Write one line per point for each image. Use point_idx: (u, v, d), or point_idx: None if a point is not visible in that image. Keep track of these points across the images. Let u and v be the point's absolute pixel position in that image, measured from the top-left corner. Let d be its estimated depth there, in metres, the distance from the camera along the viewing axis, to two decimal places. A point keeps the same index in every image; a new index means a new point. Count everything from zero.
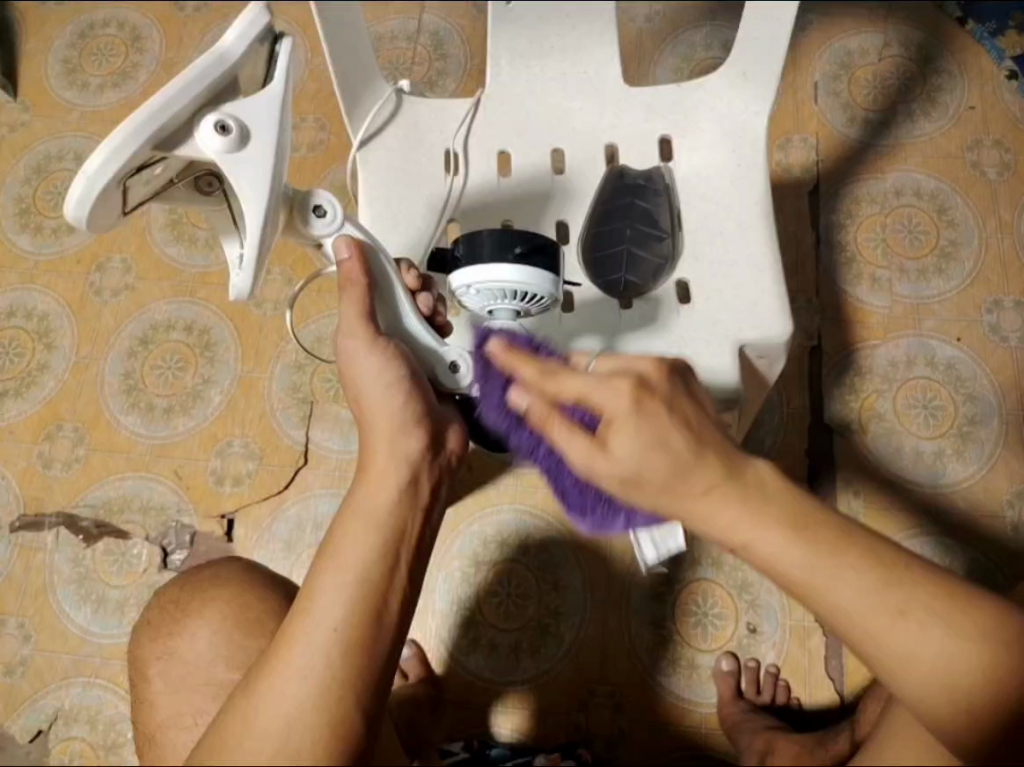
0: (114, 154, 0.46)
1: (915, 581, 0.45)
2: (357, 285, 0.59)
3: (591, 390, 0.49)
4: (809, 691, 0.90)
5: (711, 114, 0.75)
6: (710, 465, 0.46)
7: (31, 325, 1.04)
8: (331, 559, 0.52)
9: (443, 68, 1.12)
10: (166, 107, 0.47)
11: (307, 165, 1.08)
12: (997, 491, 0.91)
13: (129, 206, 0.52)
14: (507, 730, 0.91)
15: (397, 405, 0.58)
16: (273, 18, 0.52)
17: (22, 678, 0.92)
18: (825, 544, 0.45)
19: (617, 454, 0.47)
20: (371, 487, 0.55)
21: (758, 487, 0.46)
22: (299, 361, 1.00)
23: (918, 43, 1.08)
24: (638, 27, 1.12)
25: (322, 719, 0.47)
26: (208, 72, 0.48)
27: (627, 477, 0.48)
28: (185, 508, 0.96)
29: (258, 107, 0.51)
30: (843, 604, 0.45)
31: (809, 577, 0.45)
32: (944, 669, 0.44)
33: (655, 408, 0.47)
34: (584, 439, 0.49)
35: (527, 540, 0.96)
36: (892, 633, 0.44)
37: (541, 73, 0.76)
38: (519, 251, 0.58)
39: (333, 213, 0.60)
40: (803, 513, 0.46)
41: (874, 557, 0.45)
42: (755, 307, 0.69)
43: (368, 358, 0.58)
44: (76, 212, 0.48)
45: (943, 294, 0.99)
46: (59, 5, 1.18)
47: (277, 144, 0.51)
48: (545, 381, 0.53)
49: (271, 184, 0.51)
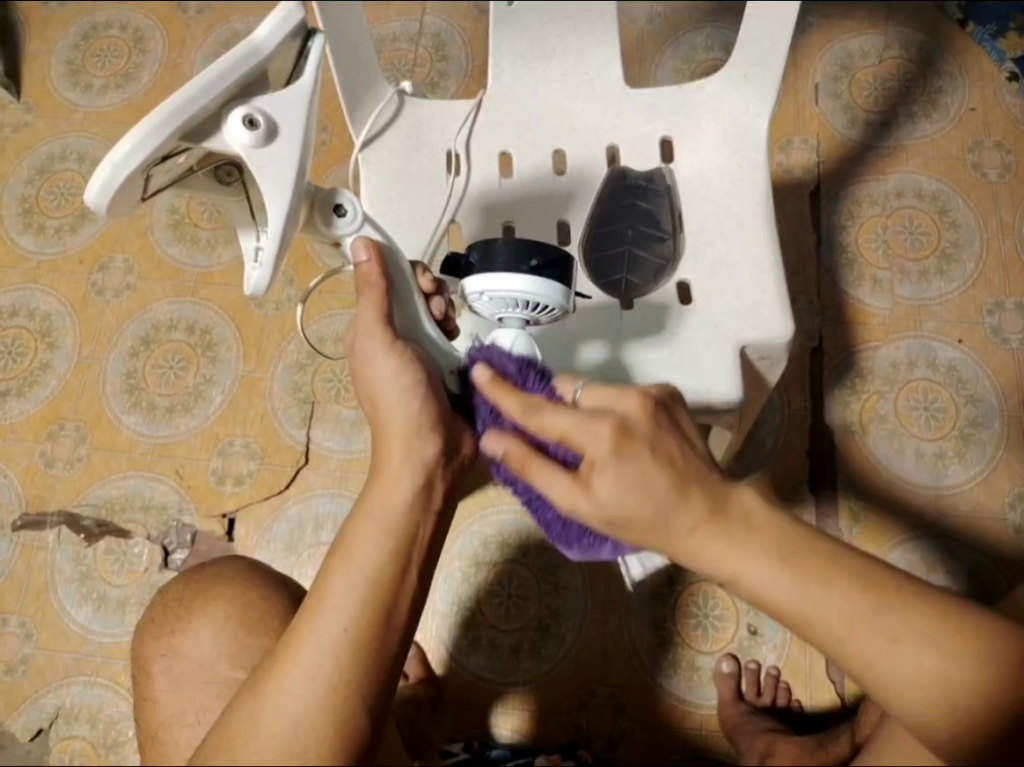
0: (141, 142, 0.46)
1: (905, 598, 0.45)
2: (376, 288, 0.58)
3: (573, 429, 0.48)
4: (810, 693, 0.90)
5: (712, 115, 0.75)
6: (693, 503, 0.46)
7: (34, 325, 1.04)
8: (343, 560, 0.52)
9: (445, 68, 1.12)
10: (196, 98, 0.47)
11: (309, 165, 1.08)
12: (998, 493, 0.91)
13: (149, 193, 0.52)
14: (507, 730, 0.91)
15: (414, 409, 0.57)
16: (308, 15, 0.52)
17: (23, 677, 0.92)
18: (812, 572, 0.45)
19: (600, 495, 0.47)
20: (385, 489, 0.55)
21: (744, 516, 0.46)
22: (301, 361, 1.00)
23: (920, 45, 1.08)
24: (639, 28, 1.12)
25: (328, 720, 0.47)
26: (239, 66, 0.48)
27: (612, 516, 0.47)
28: (186, 508, 0.97)
29: (286, 103, 0.51)
30: (836, 629, 0.44)
31: (797, 603, 0.45)
32: (943, 687, 0.44)
33: (636, 453, 0.46)
34: (565, 478, 0.48)
35: (528, 540, 0.96)
36: (885, 655, 0.44)
37: (543, 75, 0.77)
38: (533, 264, 0.57)
39: (354, 212, 0.60)
40: (791, 538, 0.46)
41: (862, 579, 0.45)
42: (756, 308, 0.69)
43: (385, 361, 0.57)
44: (99, 197, 0.48)
45: (944, 295, 0.99)
46: (62, 7, 1.18)
47: (303, 142, 0.51)
48: (529, 417, 0.51)
49: (294, 181, 0.51)
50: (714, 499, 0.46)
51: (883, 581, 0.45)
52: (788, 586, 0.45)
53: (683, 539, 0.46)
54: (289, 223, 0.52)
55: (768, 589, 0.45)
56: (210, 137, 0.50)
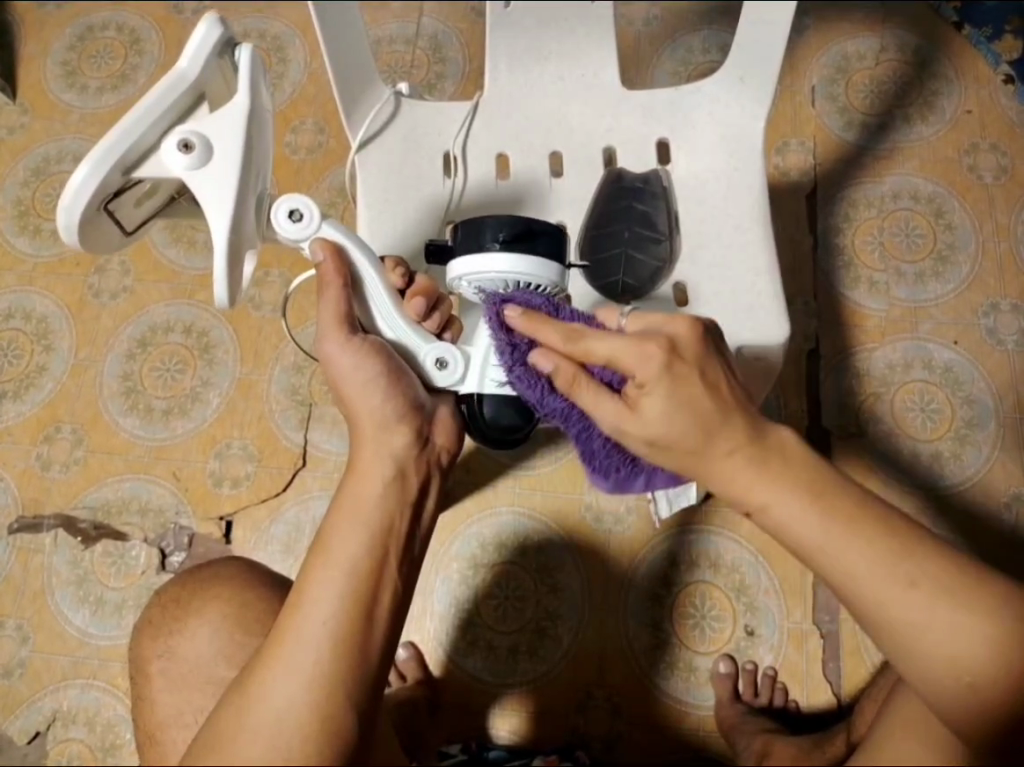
0: (84, 180, 0.50)
1: (923, 554, 0.46)
2: (333, 286, 0.59)
3: (620, 353, 0.48)
4: (806, 694, 0.90)
5: (709, 117, 0.75)
6: (736, 425, 0.48)
7: (30, 327, 1.04)
8: (322, 556, 0.52)
9: (442, 71, 1.12)
10: (128, 132, 0.51)
11: (307, 168, 1.08)
12: (994, 493, 0.92)
13: (129, 228, 0.58)
14: (504, 733, 0.91)
15: (376, 403, 0.59)
16: (225, 30, 0.55)
17: (20, 680, 0.92)
18: (841, 511, 0.46)
19: (647, 415, 0.48)
20: (359, 483, 0.56)
21: (780, 448, 0.48)
22: (298, 364, 1.00)
23: (915, 47, 1.09)
24: (636, 30, 1.12)
25: (313, 715, 0.47)
26: (168, 95, 0.52)
27: (656, 438, 0.48)
28: (184, 510, 0.97)
29: (218, 119, 0.53)
30: (858, 568, 0.46)
31: (821, 542, 0.46)
32: (952, 641, 0.45)
33: (687, 372, 0.47)
34: (616, 402, 0.49)
35: (525, 541, 0.96)
36: (903, 602, 0.45)
37: (540, 78, 0.77)
38: (502, 237, 0.58)
39: (310, 215, 0.59)
40: (821, 480, 0.47)
41: (885, 524, 0.47)
42: (753, 313, 0.69)
43: (342, 356, 0.59)
44: (70, 240, 0.53)
45: (940, 298, 0.99)
46: (58, 9, 1.18)
47: (240, 153, 0.53)
48: (572, 344, 0.51)
49: (235, 193, 0.53)
50: (736, 461, 0.48)
51: (901, 534, 0.47)
52: (811, 525, 0.46)
53: (721, 460, 0.48)
54: (234, 231, 0.54)
55: (796, 528, 0.47)
56: (154, 164, 0.53)
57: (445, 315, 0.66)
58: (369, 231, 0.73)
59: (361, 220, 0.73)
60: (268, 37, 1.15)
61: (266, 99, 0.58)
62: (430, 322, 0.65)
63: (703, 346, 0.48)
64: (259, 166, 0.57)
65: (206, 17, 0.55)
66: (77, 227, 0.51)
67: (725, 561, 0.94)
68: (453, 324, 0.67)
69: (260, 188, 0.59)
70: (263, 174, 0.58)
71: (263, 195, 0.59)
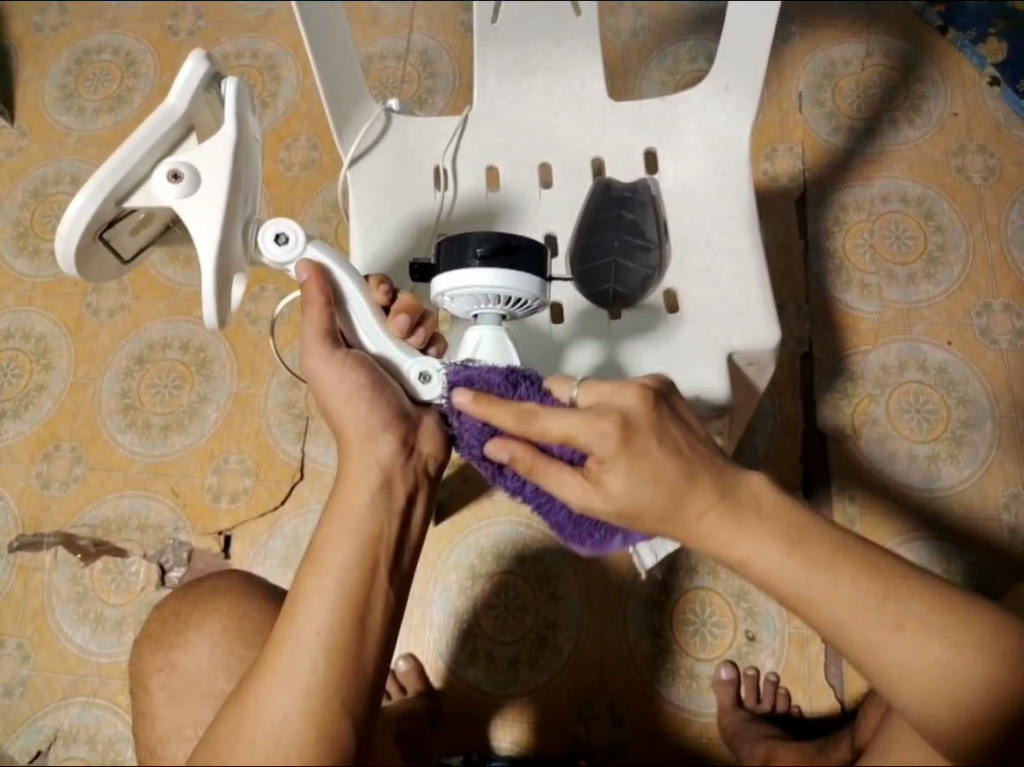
0: (79, 211, 0.52)
1: (912, 593, 0.46)
2: (317, 305, 0.60)
3: (575, 431, 0.48)
4: (810, 700, 0.89)
5: (694, 125, 0.76)
6: (704, 487, 0.48)
7: (29, 347, 1.03)
8: (314, 566, 0.53)
9: (432, 85, 1.14)
10: (119, 164, 0.52)
11: (301, 184, 1.09)
12: (992, 494, 0.91)
13: (125, 256, 0.59)
14: (506, 743, 0.90)
15: (362, 415, 0.59)
16: (212, 64, 0.56)
17: (21, 699, 0.92)
18: (820, 558, 0.46)
19: (611, 492, 0.48)
20: (349, 492, 0.56)
21: (754, 501, 0.48)
22: (294, 379, 1.01)
23: (900, 52, 1.10)
24: (623, 41, 1.13)
25: (308, 724, 0.48)
26: (158, 128, 0.53)
27: (625, 509, 0.48)
28: (183, 526, 0.97)
29: (205, 149, 0.54)
30: (840, 616, 0.46)
31: (804, 588, 0.46)
32: (941, 677, 0.45)
33: (643, 446, 0.48)
34: (577, 479, 0.49)
35: (525, 552, 0.96)
36: (894, 647, 0.45)
37: (529, 92, 0.78)
38: (482, 252, 0.58)
39: (296, 237, 0.60)
40: (799, 525, 0.48)
41: (872, 568, 0.47)
42: (743, 320, 0.69)
43: (328, 371, 0.59)
44: (65, 268, 0.55)
45: (932, 299, 0.99)
46: (54, 33, 1.20)
47: (230, 183, 0.54)
48: (525, 425, 0.50)
49: (223, 221, 0.53)
50: (711, 520, 0.48)
51: (890, 574, 0.47)
52: (797, 573, 0.46)
53: (693, 523, 0.48)
54: (223, 255, 0.54)
55: (776, 575, 0.47)
56: (146, 194, 0.54)
57: (429, 330, 0.67)
58: (360, 245, 0.74)
59: (353, 234, 0.74)
60: (261, 56, 1.17)
61: (255, 129, 0.58)
62: (415, 340, 0.65)
63: (656, 416, 0.48)
64: (248, 193, 0.58)
65: (193, 53, 0.56)
66: (73, 252, 0.52)
67: (723, 568, 0.94)
68: (437, 341, 0.67)
69: (250, 213, 0.59)
70: (252, 199, 0.59)
71: (253, 219, 0.60)
